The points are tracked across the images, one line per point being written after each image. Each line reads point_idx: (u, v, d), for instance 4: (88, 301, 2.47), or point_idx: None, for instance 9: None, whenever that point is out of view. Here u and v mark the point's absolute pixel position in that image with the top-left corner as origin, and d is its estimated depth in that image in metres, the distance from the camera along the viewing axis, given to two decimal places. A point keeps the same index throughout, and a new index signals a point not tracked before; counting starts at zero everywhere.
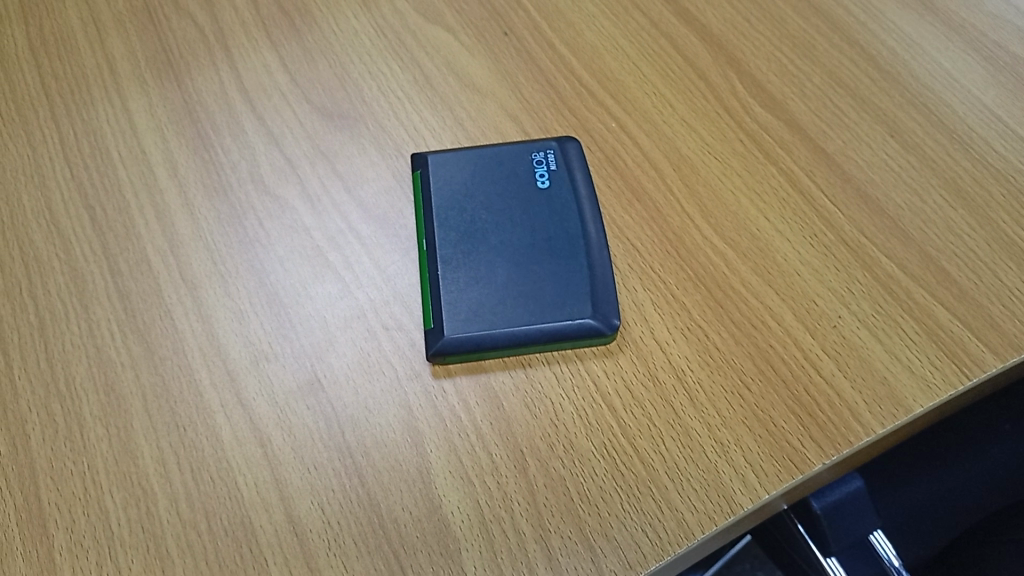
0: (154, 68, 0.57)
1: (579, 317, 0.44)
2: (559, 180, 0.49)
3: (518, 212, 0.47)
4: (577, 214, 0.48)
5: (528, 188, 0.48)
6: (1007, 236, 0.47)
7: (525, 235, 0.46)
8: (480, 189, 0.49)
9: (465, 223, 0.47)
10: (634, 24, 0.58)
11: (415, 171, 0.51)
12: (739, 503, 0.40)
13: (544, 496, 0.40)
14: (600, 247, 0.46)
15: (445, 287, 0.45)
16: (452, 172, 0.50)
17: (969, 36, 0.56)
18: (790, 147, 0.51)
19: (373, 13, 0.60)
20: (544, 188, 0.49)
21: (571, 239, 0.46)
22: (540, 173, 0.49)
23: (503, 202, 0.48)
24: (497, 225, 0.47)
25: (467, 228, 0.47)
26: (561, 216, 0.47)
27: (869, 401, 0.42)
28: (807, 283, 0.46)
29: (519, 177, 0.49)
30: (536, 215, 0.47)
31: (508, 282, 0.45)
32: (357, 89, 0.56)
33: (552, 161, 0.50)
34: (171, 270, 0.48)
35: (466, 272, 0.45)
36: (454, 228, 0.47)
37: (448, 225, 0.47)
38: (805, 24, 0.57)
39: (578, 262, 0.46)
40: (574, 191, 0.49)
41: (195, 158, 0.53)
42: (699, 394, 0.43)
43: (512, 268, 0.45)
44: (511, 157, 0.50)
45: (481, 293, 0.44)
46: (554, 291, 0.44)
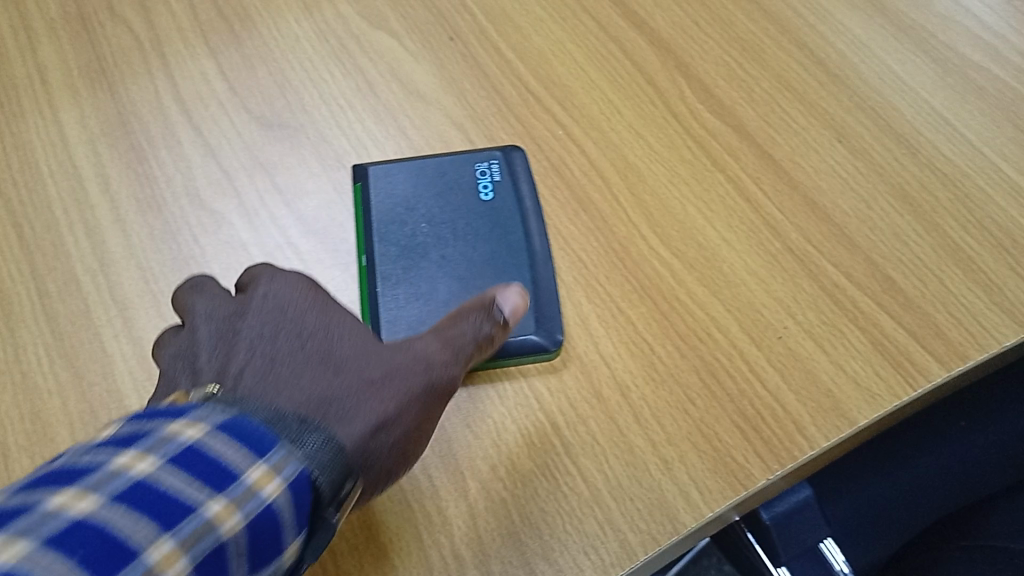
0: (87, 76, 0.55)
1: (523, 335, 0.43)
2: (503, 191, 0.48)
3: (462, 225, 0.46)
4: (521, 227, 0.47)
5: (472, 200, 0.47)
6: (953, 242, 0.47)
7: (468, 250, 0.46)
8: (422, 202, 0.47)
9: (406, 237, 0.46)
10: (582, 28, 0.57)
11: (354, 183, 0.49)
12: (683, 522, 0.39)
13: (485, 520, 0.39)
14: (545, 263, 0.46)
15: (384, 305, 0.44)
16: (393, 185, 0.48)
17: (919, 37, 0.55)
18: (737, 153, 0.50)
19: (315, 18, 0.58)
20: (487, 200, 0.48)
21: (515, 254, 0.46)
22: (484, 184, 0.48)
23: (445, 215, 0.47)
24: (439, 239, 0.46)
25: (408, 242, 0.46)
26: (505, 229, 0.47)
27: (814, 414, 0.41)
28: (753, 293, 0.45)
29: (461, 189, 0.48)
30: (480, 228, 0.46)
31: (450, 298, 0.44)
32: (297, 97, 0.54)
33: (496, 172, 0.49)
34: (102, 289, 0.47)
35: (407, 289, 0.44)
36: (394, 243, 0.46)
37: (389, 239, 0.46)
38: (755, 27, 0.56)
39: (522, 279, 0.45)
40: (519, 203, 0.48)
41: (128, 172, 0.51)
42: (644, 410, 0.42)
43: (455, 285, 0.44)
44: (454, 168, 0.49)
45: (422, 310, 0.44)
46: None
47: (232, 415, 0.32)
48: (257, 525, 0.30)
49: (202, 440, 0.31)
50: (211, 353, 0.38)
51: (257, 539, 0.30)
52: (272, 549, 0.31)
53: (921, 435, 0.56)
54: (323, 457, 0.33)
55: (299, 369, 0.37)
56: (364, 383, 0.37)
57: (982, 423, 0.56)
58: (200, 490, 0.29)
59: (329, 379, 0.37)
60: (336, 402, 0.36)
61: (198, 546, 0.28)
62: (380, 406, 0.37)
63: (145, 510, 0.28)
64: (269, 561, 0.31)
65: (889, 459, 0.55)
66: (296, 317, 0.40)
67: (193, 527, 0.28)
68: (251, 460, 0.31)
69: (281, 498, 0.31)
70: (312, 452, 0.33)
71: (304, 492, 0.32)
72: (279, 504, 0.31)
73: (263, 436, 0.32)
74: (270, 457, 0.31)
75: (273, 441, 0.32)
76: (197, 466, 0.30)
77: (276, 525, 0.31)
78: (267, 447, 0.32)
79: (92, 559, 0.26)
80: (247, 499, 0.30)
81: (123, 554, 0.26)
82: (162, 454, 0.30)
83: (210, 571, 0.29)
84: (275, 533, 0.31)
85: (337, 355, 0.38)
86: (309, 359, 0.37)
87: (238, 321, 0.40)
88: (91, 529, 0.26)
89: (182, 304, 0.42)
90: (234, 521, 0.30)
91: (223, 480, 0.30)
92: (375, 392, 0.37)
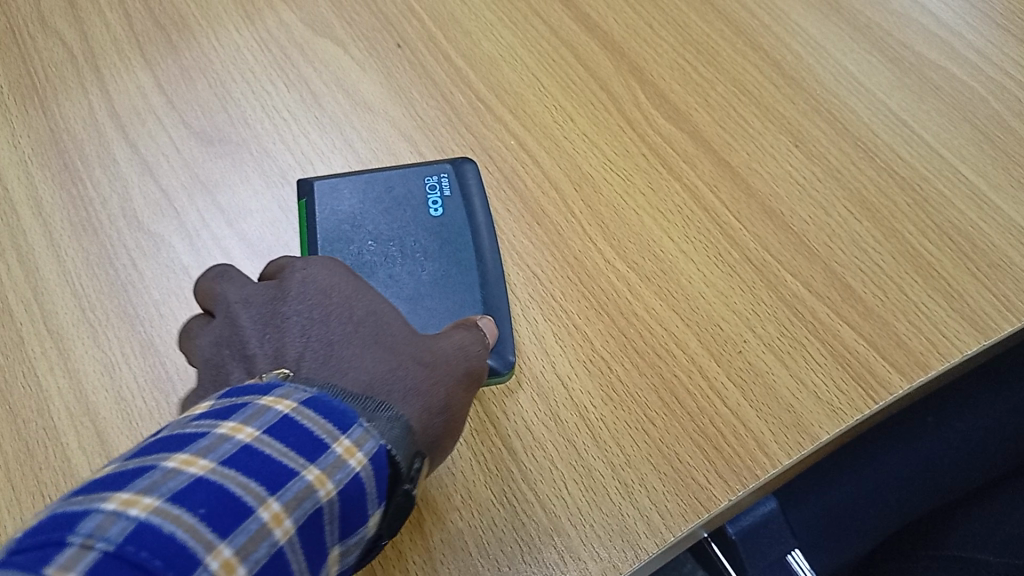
0: (17, 93, 0.52)
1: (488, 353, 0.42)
2: (454, 207, 0.46)
3: (410, 242, 0.45)
4: (473, 244, 0.45)
5: (420, 215, 0.46)
6: (912, 248, 0.46)
7: (418, 268, 0.44)
8: (367, 219, 0.45)
9: (351, 257, 0.44)
10: (533, 32, 0.55)
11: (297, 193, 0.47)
12: (645, 547, 0.38)
13: (441, 553, 0.38)
14: (498, 282, 0.44)
15: None
16: (339, 200, 0.46)
17: (874, 36, 0.54)
18: (693, 160, 0.49)
19: (257, 26, 0.56)
20: (437, 216, 0.46)
21: (465, 273, 0.44)
22: (433, 199, 0.46)
23: (392, 232, 0.45)
24: (385, 258, 0.44)
25: (353, 262, 0.44)
26: (455, 245, 0.45)
27: (775, 430, 0.41)
28: (712, 306, 0.44)
29: (409, 205, 0.46)
30: (429, 245, 0.45)
31: None
32: (239, 111, 0.52)
33: (446, 187, 0.47)
34: (35, 319, 0.44)
35: None
36: (339, 263, 0.44)
37: (333, 258, 0.44)
38: (709, 29, 0.55)
39: (475, 298, 0.43)
40: (470, 218, 0.46)
41: (62, 193, 0.49)
42: (603, 432, 0.41)
43: (406, 301, 0.43)
44: (400, 182, 0.47)
45: None
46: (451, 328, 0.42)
47: (317, 390, 0.31)
48: (350, 496, 0.29)
49: (296, 410, 0.29)
50: (259, 337, 0.35)
51: (349, 511, 0.29)
52: (360, 523, 0.29)
53: (887, 431, 0.56)
54: (397, 435, 0.32)
55: (355, 350, 0.35)
56: (418, 366, 0.36)
57: (946, 417, 0.56)
58: (301, 457, 0.28)
59: (387, 362, 0.35)
60: (395, 384, 0.34)
61: (302, 510, 0.27)
62: (432, 391, 0.35)
63: (253, 474, 0.26)
64: (357, 534, 0.30)
65: (857, 456, 0.55)
66: (343, 301, 0.37)
67: (298, 491, 0.27)
68: (341, 432, 0.29)
69: (368, 470, 0.29)
70: (387, 431, 0.31)
71: (385, 468, 0.30)
72: (365, 477, 0.29)
73: (348, 410, 0.30)
74: (355, 431, 0.30)
75: (356, 416, 0.30)
76: (294, 434, 0.28)
77: (364, 497, 0.29)
78: (353, 421, 0.30)
79: (213, 516, 0.25)
80: (342, 469, 0.28)
81: (239, 512, 0.25)
82: (261, 422, 0.28)
83: (311, 537, 0.27)
84: (362, 506, 0.29)
85: (388, 338, 0.36)
86: (361, 338, 0.35)
87: (279, 301, 0.36)
88: (206, 488, 0.25)
89: (208, 295, 0.39)
90: (333, 487, 0.28)
91: (319, 447, 0.28)
92: (428, 377, 0.36)
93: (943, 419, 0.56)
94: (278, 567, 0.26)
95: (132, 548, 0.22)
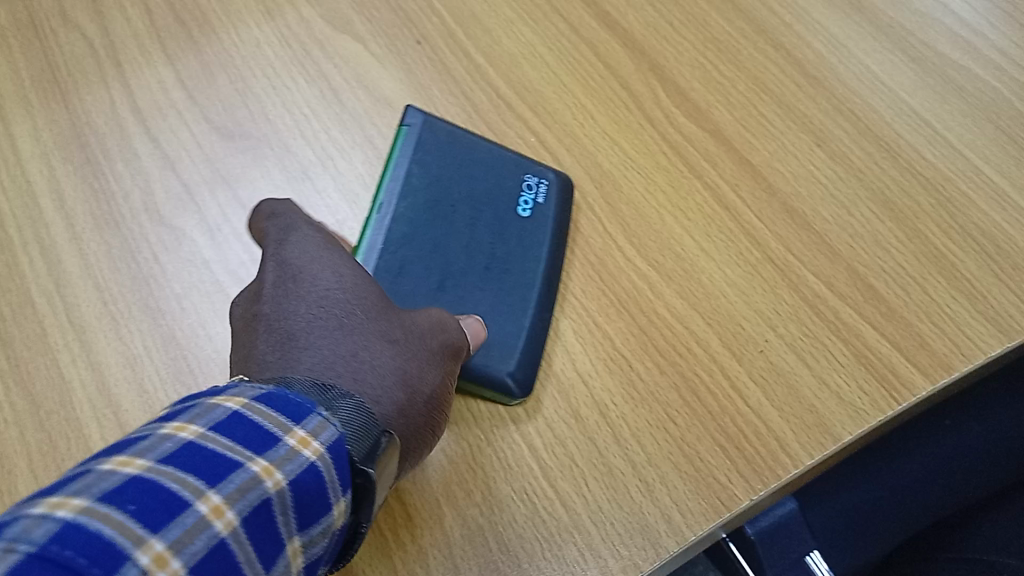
0: (39, 87, 0.52)
1: (496, 370, 0.41)
2: (542, 216, 0.46)
3: (484, 233, 0.44)
4: (536, 260, 0.44)
5: (508, 209, 0.46)
6: (935, 248, 0.46)
7: (480, 262, 0.44)
8: (459, 175, 0.46)
9: (432, 200, 0.44)
10: (553, 29, 0.55)
11: (401, 130, 0.46)
12: (666, 546, 0.38)
13: (461, 548, 0.38)
14: (542, 305, 0.43)
15: (386, 251, 0.42)
16: (441, 142, 0.46)
17: (896, 35, 0.54)
18: (714, 158, 0.49)
19: (277, 22, 0.55)
20: (522, 217, 0.46)
21: (521, 285, 0.44)
22: (525, 201, 0.46)
23: (472, 216, 0.45)
24: (461, 223, 0.44)
25: (431, 207, 0.44)
26: (521, 256, 0.44)
27: (797, 430, 0.40)
28: (733, 305, 0.44)
29: (501, 198, 0.46)
30: (501, 245, 0.44)
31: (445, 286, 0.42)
32: (259, 106, 0.52)
33: (542, 194, 0.46)
34: (58, 312, 0.45)
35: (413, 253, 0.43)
36: (420, 199, 0.44)
37: (416, 191, 0.44)
38: (730, 27, 0.55)
39: (518, 316, 0.43)
40: (549, 235, 0.45)
41: (84, 187, 0.49)
42: (624, 430, 0.41)
43: (447, 293, 0.42)
44: (505, 171, 0.47)
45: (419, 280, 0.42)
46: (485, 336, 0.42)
47: (270, 388, 0.31)
48: (304, 486, 0.28)
49: (245, 407, 0.29)
50: (242, 343, 0.37)
51: (306, 502, 0.29)
52: (323, 512, 0.29)
53: (905, 433, 0.55)
54: (356, 424, 0.32)
55: (324, 332, 0.35)
56: (386, 342, 0.37)
57: (964, 420, 0.56)
58: (247, 450, 0.28)
59: (348, 343, 0.35)
60: (362, 363, 0.35)
61: (247, 501, 0.26)
62: (405, 366, 0.37)
63: (193, 468, 0.26)
64: (322, 524, 0.29)
65: (875, 458, 0.55)
66: (307, 281, 0.37)
67: (242, 482, 0.27)
68: (292, 424, 0.29)
69: (324, 459, 0.29)
70: (346, 419, 0.32)
71: (345, 456, 0.30)
72: (322, 465, 0.29)
73: (303, 401, 0.31)
74: (309, 421, 0.30)
75: (312, 407, 0.31)
76: (241, 430, 0.28)
77: (323, 485, 0.29)
78: (308, 411, 0.30)
79: (144, 511, 0.24)
80: (292, 460, 0.28)
81: (175, 504, 0.25)
82: (207, 421, 0.28)
83: (258, 528, 0.27)
84: (325, 494, 0.29)
85: (350, 315, 0.37)
86: (330, 318, 0.36)
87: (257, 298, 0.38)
88: (141, 485, 0.25)
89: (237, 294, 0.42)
90: (281, 478, 0.28)
91: (268, 441, 0.28)
92: (397, 354, 0.37)
93: (961, 423, 0.55)
94: (219, 558, 0.25)
95: (57, 547, 0.22)
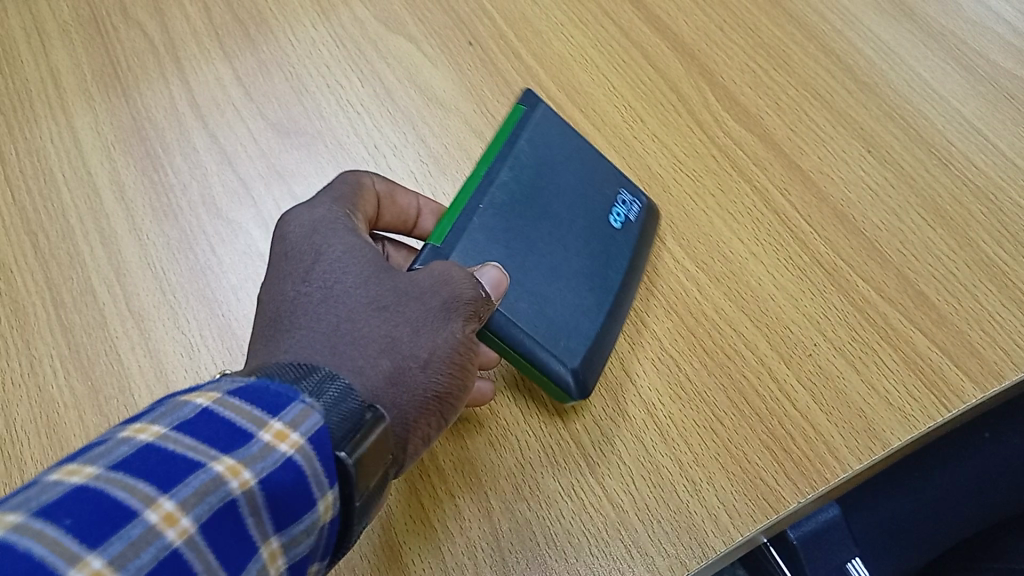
0: (100, 81, 0.53)
1: (563, 364, 0.39)
2: (631, 232, 0.44)
3: (577, 229, 0.43)
4: (618, 270, 0.43)
5: (602, 216, 0.44)
6: (986, 256, 0.46)
7: (567, 255, 0.42)
8: (561, 173, 0.44)
9: (531, 188, 0.42)
10: (603, 32, 0.55)
11: (517, 103, 0.45)
12: (713, 545, 0.38)
13: (509, 541, 0.39)
14: (613, 315, 0.42)
15: (476, 222, 0.40)
16: (551, 136, 0.45)
17: (948, 44, 0.53)
18: (763, 162, 0.49)
19: (331, 22, 0.56)
20: (614, 228, 0.44)
21: (602, 290, 0.42)
22: (618, 212, 0.45)
23: (569, 206, 0.43)
24: (554, 219, 0.42)
25: (529, 194, 0.42)
26: (607, 261, 0.43)
27: (845, 434, 0.41)
28: (782, 309, 0.44)
29: (597, 199, 0.44)
30: (590, 244, 0.43)
31: (527, 276, 0.40)
32: (314, 104, 0.53)
33: (634, 211, 0.45)
34: (118, 300, 0.46)
35: (501, 233, 0.40)
36: (519, 183, 0.42)
37: (519, 173, 0.42)
38: (780, 33, 0.55)
39: (592, 317, 0.41)
40: (635, 253, 0.44)
41: (143, 179, 0.50)
42: (671, 429, 0.41)
43: (528, 273, 0.40)
44: (604, 177, 0.45)
45: (503, 260, 0.40)
46: (559, 327, 0.40)
47: (249, 379, 0.29)
48: (278, 483, 0.27)
49: (216, 402, 0.27)
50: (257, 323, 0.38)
51: (280, 500, 0.27)
52: (302, 509, 0.27)
53: (947, 442, 0.55)
54: (344, 410, 0.30)
55: (309, 309, 0.34)
56: (371, 309, 0.35)
57: (1004, 432, 0.55)
58: (212, 450, 0.26)
59: (333, 316, 0.34)
60: (343, 335, 0.33)
61: (207, 505, 0.25)
62: (395, 331, 0.34)
63: (148, 473, 0.24)
64: (301, 521, 0.28)
65: (915, 467, 0.55)
66: (305, 254, 0.37)
67: (202, 484, 0.25)
68: (269, 417, 0.27)
69: (304, 452, 0.27)
70: (331, 405, 0.30)
71: (328, 446, 0.28)
72: (300, 458, 0.27)
73: (282, 390, 0.29)
74: (287, 413, 0.28)
75: (292, 395, 0.29)
76: (209, 428, 0.27)
77: (304, 479, 0.27)
78: (285, 403, 0.28)
79: (81, 526, 0.22)
80: (264, 457, 0.26)
81: (121, 515, 0.23)
82: (170, 421, 0.27)
83: (220, 532, 0.25)
84: (304, 490, 0.27)
85: (339, 286, 0.35)
86: (313, 295, 0.35)
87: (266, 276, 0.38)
88: (84, 496, 0.23)
89: None
90: (250, 477, 0.26)
91: (239, 439, 0.27)
92: (387, 320, 0.35)
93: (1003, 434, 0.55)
94: (171, 570, 0.23)
95: None
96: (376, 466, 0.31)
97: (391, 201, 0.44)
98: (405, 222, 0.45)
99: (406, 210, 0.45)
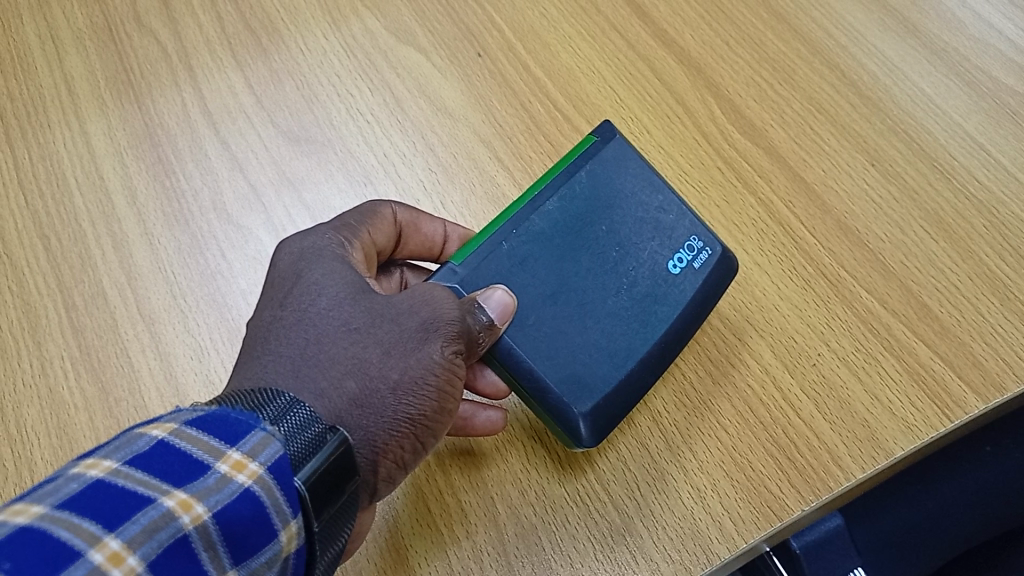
0: (114, 88, 0.54)
1: (570, 407, 0.39)
2: (687, 280, 0.42)
3: (625, 267, 0.41)
4: (662, 318, 0.41)
5: (660, 259, 0.42)
6: (989, 270, 0.46)
7: (605, 291, 0.41)
8: (621, 208, 0.42)
9: (578, 221, 0.41)
10: (610, 45, 0.56)
11: (591, 135, 0.44)
12: (717, 552, 0.39)
13: (515, 546, 0.39)
14: (645, 364, 0.40)
15: (504, 246, 0.40)
16: (619, 168, 0.43)
17: (951, 60, 0.54)
18: (768, 174, 0.50)
19: (342, 32, 0.57)
20: (669, 273, 0.42)
21: (637, 335, 0.40)
22: (680, 257, 0.42)
23: (620, 242, 0.41)
24: (597, 256, 0.41)
25: (573, 227, 0.41)
26: (651, 306, 0.41)
27: (849, 444, 0.41)
28: (787, 318, 0.45)
29: (658, 239, 0.42)
30: (636, 285, 0.41)
31: (550, 307, 0.40)
32: (325, 113, 0.54)
33: (699, 259, 0.42)
34: (128, 304, 0.46)
35: (527, 262, 0.40)
36: (566, 214, 0.41)
37: (567, 205, 0.41)
38: (786, 47, 0.55)
39: (618, 363, 0.40)
40: (688, 304, 0.41)
41: (156, 184, 0.51)
42: (675, 437, 0.42)
43: (552, 306, 0.40)
44: (675, 218, 0.43)
45: (525, 288, 0.40)
46: (576, 368, 0.39)
47: (209, 408, 0.30)
48: (234, 515, 0.27)
49: (172, 433, 0.28)
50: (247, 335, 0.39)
51: (236, 533, 0.27)
52: (261, 541, 0.28)
53: (948, 456, 0.55)
54: (305, 436, 0.30)
55: (281, 332, 0.35)
56: (341, 332, 0.35)
57: (1007, 448, 0.55)
58: (164, 485, 0.26)
59: (308, 341, 0.34)
60: (309, 359, 0.34)
61: (155, 542, 0.25)
62: (363, 354, 0.34)
63: (95, 510, 0.25)
64: (260, 554, 0.28)
65: (916, 480, 0.55)
66: (292, 278, 0.37)
67: (152, 520, 0.25)
68: (225, 448, 0.28)
69: (261, 482, 0.28)
70: (292, 432, 0.30)
71: (288, 475, 0.29)
72: (258, 489, 0.28)
73: (241, 419, 0.29)
74: (245, 443, 0.28)
75: (252, 423, 0.29)
76: (163, 461, 0.27)
77: (262, 511, 0.28)
78: (243, 434, 0.29)
79: (22, 568, 0.23)
80: (218, 490, 0.27)
81: (65, 556, 0.23)
82: (126, 454, 0.27)
83: (170, 567, 0.25)
84: (262, 521, 0.28)
85: (315, 311, 0.35)
86: (286, 319, 0.35)
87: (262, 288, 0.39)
88: (28, 536, 0.24)
89: None
90: (202, 512, 0.26)
91: (194, 472, 0.27)
92: (356, 343, 0.35)
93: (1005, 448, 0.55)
94: None
95: None
96: (339, 492, 0.31)
97: (415, 231, 0.45)
98: (431, 249, 0.46)
99: (431, 238, 0.46)
